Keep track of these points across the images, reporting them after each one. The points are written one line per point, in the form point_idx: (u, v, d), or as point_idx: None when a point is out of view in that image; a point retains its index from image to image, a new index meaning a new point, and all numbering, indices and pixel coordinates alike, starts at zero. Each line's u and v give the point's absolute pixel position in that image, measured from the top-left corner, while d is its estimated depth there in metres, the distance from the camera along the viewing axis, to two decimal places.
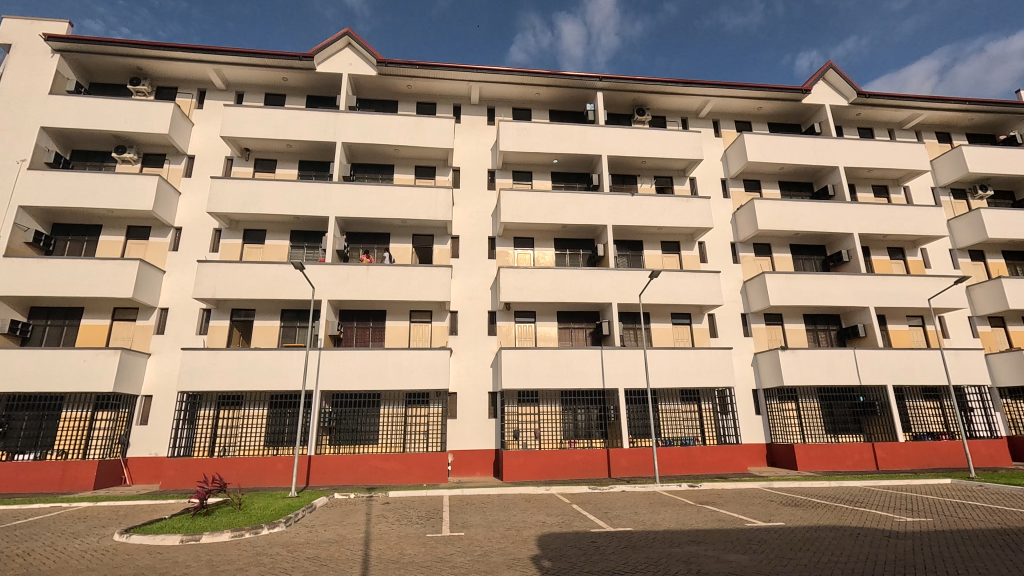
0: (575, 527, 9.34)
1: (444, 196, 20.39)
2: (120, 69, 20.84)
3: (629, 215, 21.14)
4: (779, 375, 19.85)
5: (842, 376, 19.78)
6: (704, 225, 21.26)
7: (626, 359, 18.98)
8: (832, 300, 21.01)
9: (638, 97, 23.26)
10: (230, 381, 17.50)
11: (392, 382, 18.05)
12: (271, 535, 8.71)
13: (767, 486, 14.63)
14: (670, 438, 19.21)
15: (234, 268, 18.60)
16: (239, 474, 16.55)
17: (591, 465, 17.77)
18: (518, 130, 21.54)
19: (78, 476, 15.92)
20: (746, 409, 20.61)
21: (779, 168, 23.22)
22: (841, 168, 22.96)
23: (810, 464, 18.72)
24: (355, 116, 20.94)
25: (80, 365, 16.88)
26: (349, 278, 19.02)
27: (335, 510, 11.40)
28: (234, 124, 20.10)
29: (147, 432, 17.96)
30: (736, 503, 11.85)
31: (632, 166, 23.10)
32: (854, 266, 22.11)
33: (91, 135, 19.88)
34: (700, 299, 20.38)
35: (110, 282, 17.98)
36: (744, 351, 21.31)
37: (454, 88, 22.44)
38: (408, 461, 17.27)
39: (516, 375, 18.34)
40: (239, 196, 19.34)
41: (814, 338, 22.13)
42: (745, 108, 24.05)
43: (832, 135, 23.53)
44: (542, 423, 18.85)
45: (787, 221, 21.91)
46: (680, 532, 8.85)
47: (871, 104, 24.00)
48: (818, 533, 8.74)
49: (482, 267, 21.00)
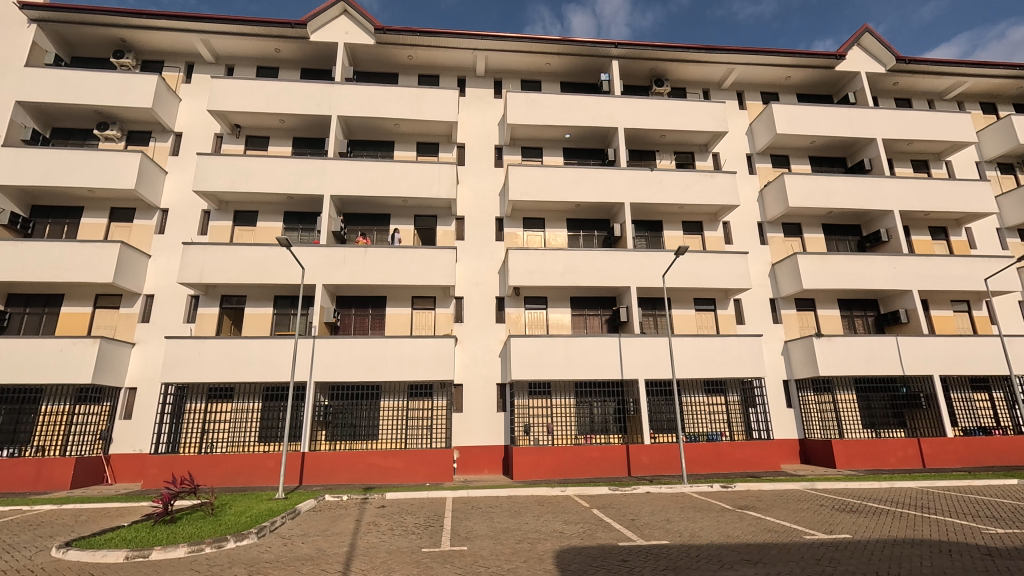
0: (598, 540, 7.84)
1: (447, 172, 18.90)
2: (103, 41, 19.51)
3: (648, 192, 19.51)
4: (813, 366, 18.16)
5: (883, 365, 18.10)
6: (730, 202, 19.59)
7: (646, 348, 17.43)
8: (871, 284, 19.27)
9: (656, 66, 21.54)
10: (218, 372, 16.19)
11: (392, 374, 16.62)
12: (237, 550, 7.34)
13: (809, 487, 13.06)
14: (695, 433, 17.67)
15: (222, 250, 17.28)
16: (227, 473, 15.28)
17: (609, 462, 16.32)
18: (527, 101, 19.96)
19: (53, 474, 14.76)
20: (777, 401, 19.00)
21: (810, 141, 21.43)
22: (879, 140, 21.10)
23: (850, 462, 17.08)
24: (352, 88, 19.46)
25: (57, 355, 15.67)
26: (346, 261, 17.61)
27: (320, 516, 10.02)
28: (223, 98, 18.76)
29: (131, 426, 16.70)
30: (783, 508, 10.28)
31: (650, 141, 21.41)
32: (894, 246, 20.29)
33: (71, 110, 18.62)
34: (726, 282, 18.74)
35: (90, 267, 16.71)
36: (774, 339, 19.64)
37: (458, 59, 20.86)
38: (409, 458, 15.90)
39: (526, 364, 16.85)
40: (228, 173, 18.00)
41: (850, 324, 20.38)
42: (772, 77, 22.22)
43: (868, 105, 21.65)
44: (555, 417, 17.36)
45: (821, 197, 20.16)
46: (728, 548, 7.29)
47: (911, 70, 22.10)
48: (900, 550, 7.13)
49: (489, 249, 19.52)
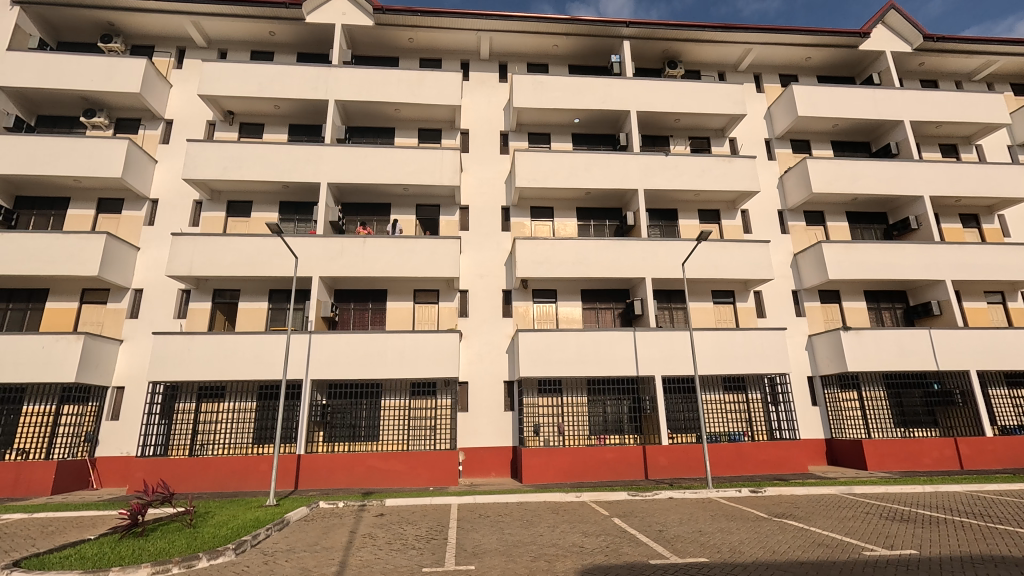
0: (625, 558, 6.83)
1: (450, 157, 17.92)
2: (90, 25, 18.67)
3: (663, 178, 18.45)
4: (840, 360, 17.08)
5: (916, 359, 16.97)
6: (750, 188, 18.49)
7: (663, 342, 16.39)
8: (900, 273, 18.16)
9: (669, 46, 20.47)
10: (208, 370, 15.25)
11: (393, 371, 15.64)
12: (209, 571, 6.43)
13: (846, 492, 11.96)
14: (716, 433, 16.58)
15: (214, 240, 16.36)
16: (218, 478, 14.37)
17: (625, 464, 15.31)
18: (534, 84, 18.97)
19: (34, 480, 13.88)
20: (801, 399, 17.93)
21: (833, 124, 20.30)
22: (907, 122, 19.96)
23: (882, 463, 16.01)
24: (350, 71, 18.51)
25: (39, 352, 14.78)
26: (344, 253, 16.65)
27: (310, 527, 9.06)
28: (214, 82, 17.85)
29: (118, 428, 15.83)
30: (827, 517, 9.23)
31: (664, 125, 20.37)
32: (924, 234, 19.13)
33: (56, 96, 17.77)
34: (747, 273, 17.65)
35: (74, 258, 15.81)
36: (797, 333, 18.58)
37: (461, 41, 19.87)
38: (412, 460, 14.94)
39: (535, 361, 15.85)
40: (220, 160, 17.09)
41: (878, 317, 19.26)
42: (791, 58, 21.09)
43: (894, 85, 20.48)
44: (566, 417, 16.30)
45: (846, 183, 19.04)
46: (781, 569, 6.22)
47: (939, 49, 20.93)
48: (983, 570, 6.06)
49: (495, 240, 18.52)
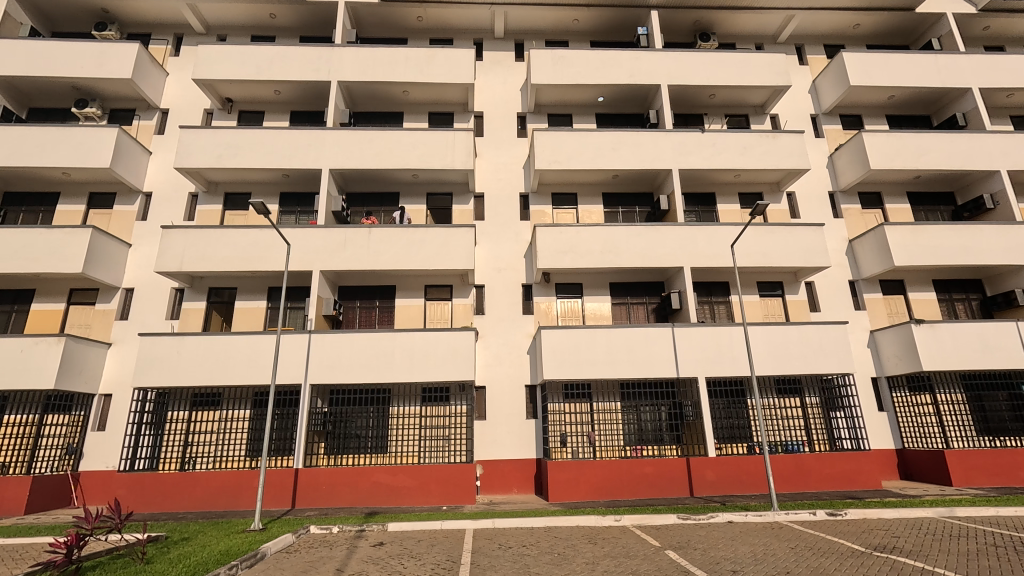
0: None
1: (463, 139, 16.35)
2: (84, 12, 17.71)
3: (700, 157, 16.52)
4: (913, 357, 14.84)
5: (1003, 357, 14.62)
6: (798, 166, 16.46)
7: (707, 340, 14.38)
8: (978, 258, 15.82)
9: (701, 16, 18.64)
10: (198, 376, 13.79)
11: (401, 375, 13.96)
12: None
13: (947, 516, 9.78)
14: (770, 443, 14.42)
15: (207, 233, 15.03)
16: (207, 496, 12.84)
17: (666, 480, 13.34)
18: (554, 59, 17.35)
19: (7, 498, 12.54)
20: (866, 403, 15.74)
21: (888, 94, 18.16)
22: (975, 90, 17.68)
23: (969, 478, 13.73)
24: (355, 50, 17.17)
25: (16, 357, 13.50)
26: (348, 245, 15.14)
27: (290, 562, 7.33)
28: (210, 66, 16.67)
29: (103, 440, 14.42)
30: (944, 552, 7.18)
31: (697, 102, 18.49)
32: (1003, 214, 16.74)
33: (46, 86, 16.78)
34: (800, 260, 15.58)
35: (56, 254, 14.58)
36: (856, 328, 16.41)
37: (474, 17, 18.38)
38: (423, 476, 13.19)
39: (562, 361, 14.01)
40: (215, 147, 15.81)
41: (950, 310, 16.93)
42: (838, 25, 19.05)
43: (958, 50, 18.26)
44: (597, 427, 14.35)
45: (907, 158, 16.87)
46: None
47: (1009, 8, 18.62)
48: None
49: (513, 229, 16.84)
